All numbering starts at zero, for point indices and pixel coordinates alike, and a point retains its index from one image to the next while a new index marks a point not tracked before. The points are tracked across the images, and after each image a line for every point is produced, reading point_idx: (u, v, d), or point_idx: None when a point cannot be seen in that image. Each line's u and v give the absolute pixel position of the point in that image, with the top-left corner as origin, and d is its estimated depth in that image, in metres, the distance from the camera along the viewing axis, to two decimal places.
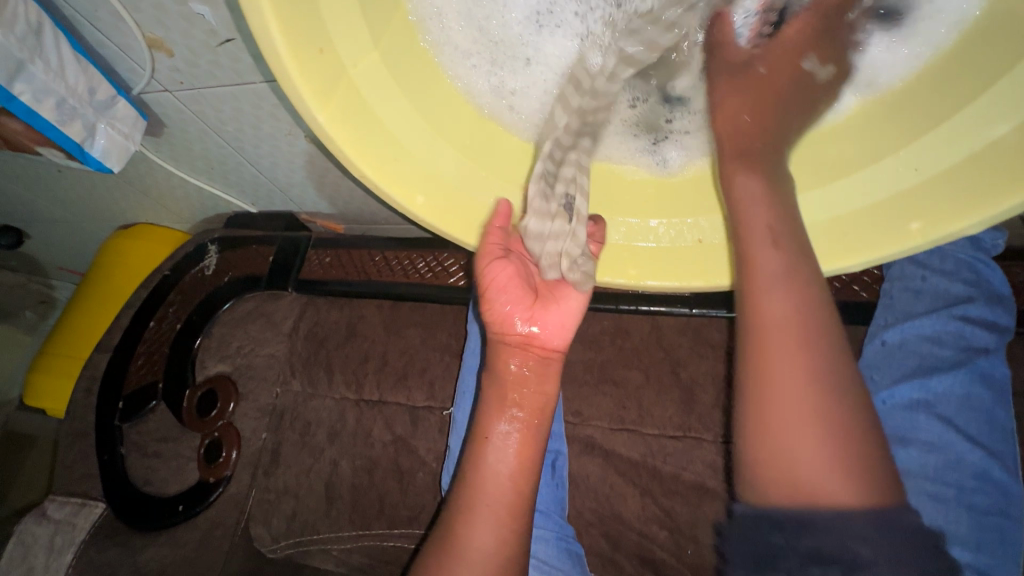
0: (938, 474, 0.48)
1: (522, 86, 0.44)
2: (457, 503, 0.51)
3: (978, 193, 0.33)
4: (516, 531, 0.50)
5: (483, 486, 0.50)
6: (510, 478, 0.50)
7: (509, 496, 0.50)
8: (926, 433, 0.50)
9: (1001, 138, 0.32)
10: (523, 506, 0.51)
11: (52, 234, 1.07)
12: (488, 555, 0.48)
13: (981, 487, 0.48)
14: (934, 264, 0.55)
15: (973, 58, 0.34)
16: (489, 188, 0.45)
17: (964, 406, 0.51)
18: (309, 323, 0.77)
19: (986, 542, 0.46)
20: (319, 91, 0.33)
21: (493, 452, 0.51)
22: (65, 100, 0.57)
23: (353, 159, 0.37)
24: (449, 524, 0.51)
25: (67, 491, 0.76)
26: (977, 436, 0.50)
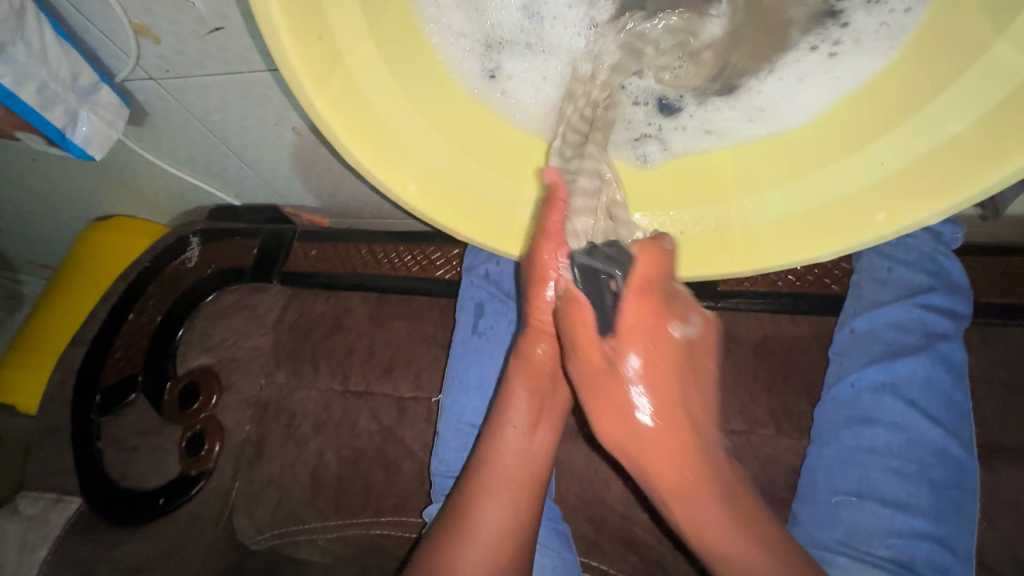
0: (901, 451, 0.52)
1: (517, 71, 0.45)
2: (466, 485, 0.52)
3: (940, 185, 0.35)
4: (525, 513, 0.51)
5: (496, 467, 0.52)
6: (526, 457, 0.53)
7: (521, 475, 0.52)
8: (892, 414, 0.53)
9: (958, 134, 0.33)
10: (536, 484, 0.52)
11: (21, 226, 1.04)
12: (501, 533, 0.50)
13: (940, 463, 0.52)
14: (899, 255, 0.58)
15: (933, 51, 0.34)
16: (490, 180, 0.47)
17: (926, 387, 0.54)
18: (294, 315, 0.77)
19: (943, 513, 0.51)
20: (317, 79, 0.34)
21: (512, 433, 0.52)
22: (47, 84, 0.56)
23: (350, 146, 0.38)
24: (456, 504, 0.52)
25: (41, 487, 0.74)
26: (936, 415, 0.53)
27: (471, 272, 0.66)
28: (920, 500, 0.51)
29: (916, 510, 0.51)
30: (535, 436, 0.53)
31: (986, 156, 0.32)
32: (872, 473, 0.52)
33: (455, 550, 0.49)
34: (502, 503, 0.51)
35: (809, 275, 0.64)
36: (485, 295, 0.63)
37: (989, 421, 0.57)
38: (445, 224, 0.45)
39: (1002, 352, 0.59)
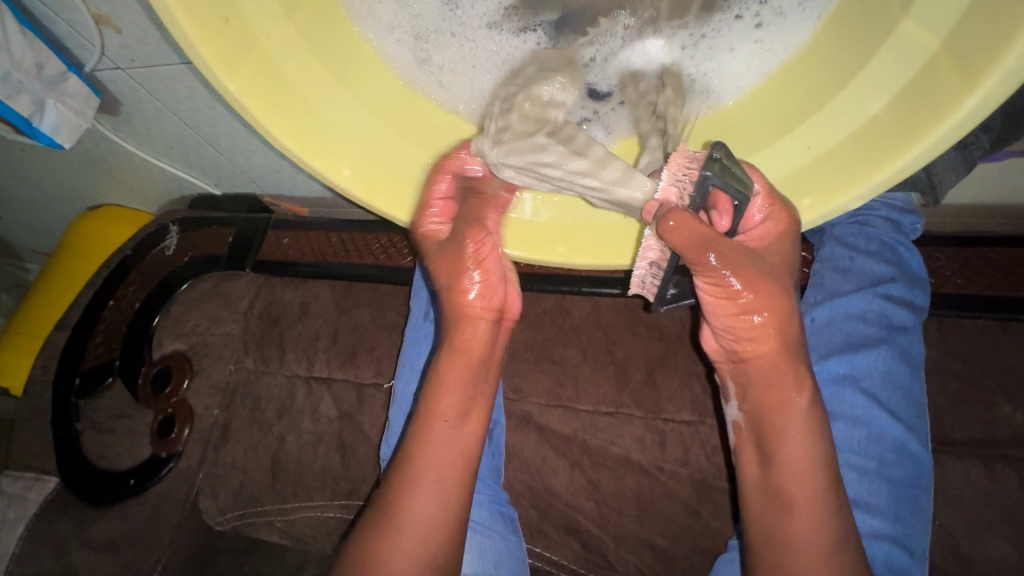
0: (862, 446, 0.50)
1: (449, 63, 0.45)
2: (398, 471, 0.51)
3: (856, 169, 0.33)
4: (455, 504, 0.50)
5: (426, 456, 0.50)
6: (456, 450, 0.51)
7: (453, 469, 0.50)
8: (852, 408, 0.51)
9: (875, 115, 0.32)
10: (465, 477, 0.51)
11: (17, 215, 1.07)
12: (428, 526, 0.49)
13: (897, 458, 0.49)
14: (860, 244, 0.56)
15: (855, 29, 0.33)
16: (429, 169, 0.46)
17: (886, 381, 0.51)
18: (264, 303, 0.78)
19: (902, 512, 0.48)
20: (228, 62, 0.34)
21: (441, 427, 0.50)
22: (10, 74, 0.57)
23: (274, 131, 0.38)
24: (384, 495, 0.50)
25: (22, 466, 0.77)
26: (897, 411, 0.51)
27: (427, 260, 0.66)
28: (875, 498, 0.48)
29: (874, 509, 0.48)
30: (466, 427, 0.51)
31: (900, 137, 0.31)
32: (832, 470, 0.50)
33: (385, 540, 0.48)
34: (433, 494, 0.49)
35: None
36: None
37: (942, 416, 0.56)
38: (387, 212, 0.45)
39: (958, 344, 0.57)
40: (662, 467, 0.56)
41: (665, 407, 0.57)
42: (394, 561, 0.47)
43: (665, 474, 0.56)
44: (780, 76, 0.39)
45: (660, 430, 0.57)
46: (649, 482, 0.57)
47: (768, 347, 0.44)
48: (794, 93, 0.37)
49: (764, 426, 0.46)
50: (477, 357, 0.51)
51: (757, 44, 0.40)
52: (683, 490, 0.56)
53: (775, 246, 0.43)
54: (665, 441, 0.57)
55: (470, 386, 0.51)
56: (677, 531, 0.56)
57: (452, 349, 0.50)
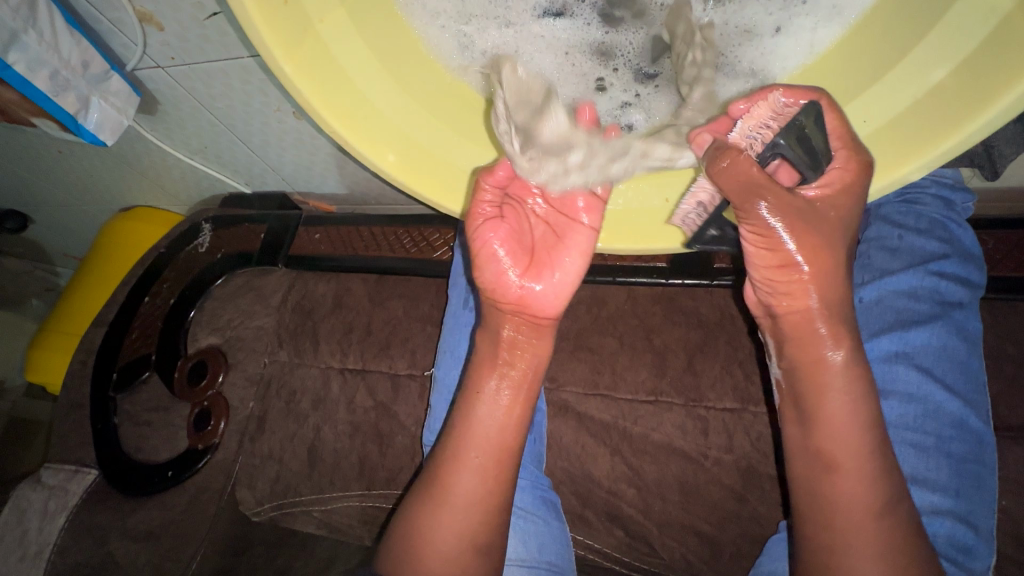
0: (918, 423, 0.48)
1: (492, 47, 0.45)
2: (442, 450, 0.52)
3: (918, 138, 0.33)
4: (500, 478, 0.50)
5: (469, 434, 0.50)
6: (495, 426, 0.50)
7: (493, 444, 0.50)
8: (907, 383, 0.49)
9: (939, 83, 0.32)
10: (507, 450, 0.51)
11: (52, 218, 1.10)
12: (472, 501, 0.49)
13: (958, 435, 0.48)
14: (908, 223, 0.55)
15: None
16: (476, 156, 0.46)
17: (942, 358, 0.50)
18: (296, 297, 0.79)
19: (964, 488, 0.47)
20: (287, 46, 0.35)
21: (481, 404, 0.50)
22: (58, 71, 0.59)
23: (329, 118, 0.38)
24: (432, 473, 0.51)
25: (63, 458, 0.79)
26: (956, 387, 0.49)
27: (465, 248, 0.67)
28: (939, 475, 0.47)
29: (936, 485, 0.47)
30: (502, 403, 0.51)
31: (958, 108, 0.31)
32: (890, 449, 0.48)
33: (433, 516, 0.49)
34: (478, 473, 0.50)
35: None
36: None
37: (995, 401, 0.55)
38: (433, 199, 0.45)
39: (1007, 325, 0.56)
40: (705, 453, 0.56)
41: (706, 393, 0.57)
42: (441, 537, 0.48)
43: (708, 461, 0.56)
44: (835, 50, 0.39)
45: (702, 416, 0.56)
46: (692, 468, 0.56)
47: (804, 303, 0.42)
48: (849, 65, 0.37)
49: (804, 385, 0.45)
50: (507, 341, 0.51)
51: (814, 17, 0.39)
52: (729, 477, 0.55)
53: (843, 204, 0.40)
54: (707, 428, 0.56)
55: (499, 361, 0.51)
56: (723, 517, 0.55)
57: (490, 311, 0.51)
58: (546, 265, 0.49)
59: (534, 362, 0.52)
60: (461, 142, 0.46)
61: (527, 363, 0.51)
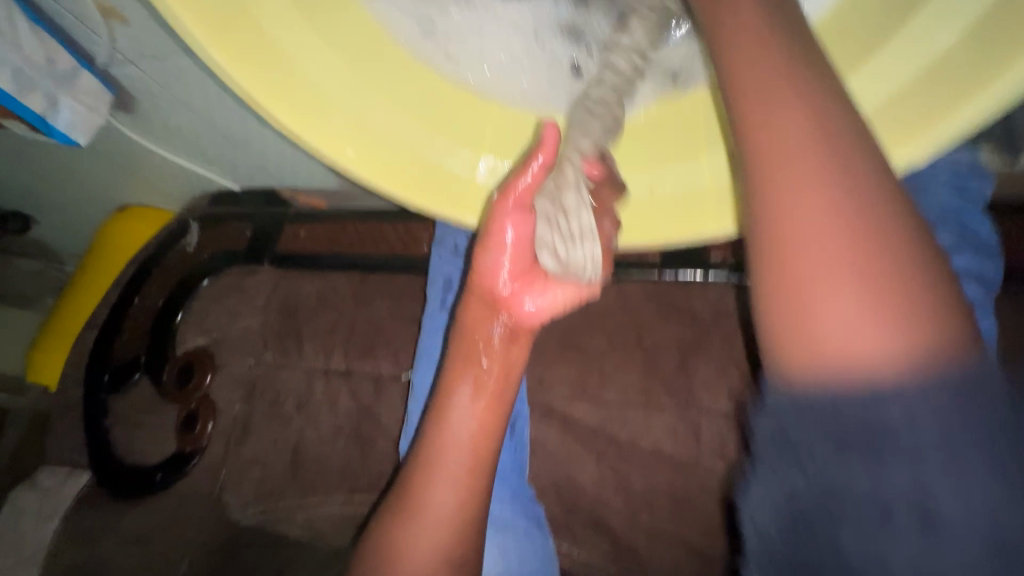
0: None
1: (456, 31, 0.42)
2: (415, 462, 0.49)
3: (924, 111, 0.28)
4: (475, 489, 0.48)
5: (442, 443, 0.48)
6: (469, 433, 0.48)
7: (465, 452, 0.48)
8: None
9: (950, 51, 0.27)
10: (482, 460, 0.49)
11: (51, 218, 1.10)
12: (444, 515, 0.46)
13: None
14: (918, 213, 0.49)
15: None
16: (450, 148, 0.43)
17: None
18: (282, 296, 0.78)
19: None
20: (217, 32, 0.33)
21: (456, 408, 0.49)
22: (22, 71, 0.57)
23: (273, 111, 0.36)
24: (404, 484, 0.49)
25: (58, 460, 0.79)
26: None
27: (441, 246, 0.63)
28: None
29: None
30: (478, 406, 0.50)
31: (986, 69, 0.26)
32: None
33: (406, 529, 0.46)
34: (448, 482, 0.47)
35: None
36: (455, 269, 0.61)
37: None
38: (405, 197, 0.41)
39: None
40: (697, 459, 0.53)
41: (698, 396, 0.54)
42: (410, 555, 0.45)
43: (699, 467, 0.53)
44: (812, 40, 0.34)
45: (694, 420, 0.53)
46: (683, 476, 0.54)
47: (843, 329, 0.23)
48: (847, 34, 0.32)
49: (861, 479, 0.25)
50: (484, 342, 0.51)
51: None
52: (721, 484, 0.52)
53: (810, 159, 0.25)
54: (699, 432, 0.53)
55: (475, 367, 0.51)
56: (713, 527, 0.52)
57: (477, 310, 0.52)
58: (542, 279, 0.51)
59: (507, 365, 0.52)
60: (435, 134, 0.42)
61: (501, 363, 0.51)
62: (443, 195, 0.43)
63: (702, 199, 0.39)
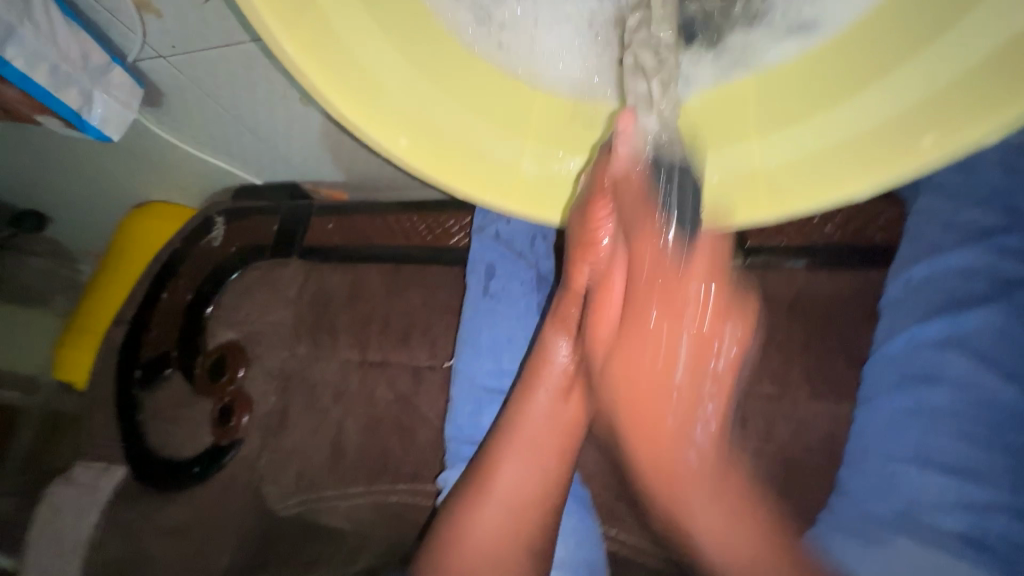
0: (970, 412, 0.44)
1: (512, 19, 0.41)
2: (502, 441, 0.54)
3: (981, 104, 0.27)
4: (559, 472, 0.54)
5: (530, 423, 0.54)
6: (558, 418, 0.55)
7: (553, 436, 0.54)
8: (957, 372, 0.45)
9: (983, 57, 0.27)
10: (567, 444, 0.55)
11: (67, 215, 1.09)
12: (529, 494, 0.52)
13: (1018, 425, 0.44)
14: (963, 192, 0.50)
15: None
16: (500, 141, 0.43)
17: (1002, 342, 0.45)
18: (313, 289, 0.78)
19: (1022, 482, 0.43)
20: (287, 23, 0.33)
21: (545, 396, 0.54)
22: (58, 66, 0.57)
23: (334, 100, 0.36)
24: (487, 463, 0.53)
25: (93, 454, 0.80)
26: (1018, 373, 0.45)
27: (483, 233, 0.64)
28: (990, 466, 0.43)
29: (985, 478, 0.43)
30: (570, 399, 0.55)
31: (996, 90, 0.27)
32: (932, 438, 0.45)
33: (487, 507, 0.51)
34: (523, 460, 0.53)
35: (850, 227, 0.56)
36: (497, 255, 0.61)
37: None
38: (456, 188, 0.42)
39: None
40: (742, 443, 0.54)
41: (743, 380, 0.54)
42: (483, 522, 0.51)
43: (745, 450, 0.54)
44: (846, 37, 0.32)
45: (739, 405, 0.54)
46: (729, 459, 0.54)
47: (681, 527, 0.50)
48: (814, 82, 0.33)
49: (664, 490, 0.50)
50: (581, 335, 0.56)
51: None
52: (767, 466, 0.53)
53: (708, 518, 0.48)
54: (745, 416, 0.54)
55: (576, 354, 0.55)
56: None
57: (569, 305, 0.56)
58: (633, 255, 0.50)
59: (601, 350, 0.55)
60: (487, 127, 0.42)
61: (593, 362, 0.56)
62: (491, 187, 0.44)
63: (766, 183, 0.35)
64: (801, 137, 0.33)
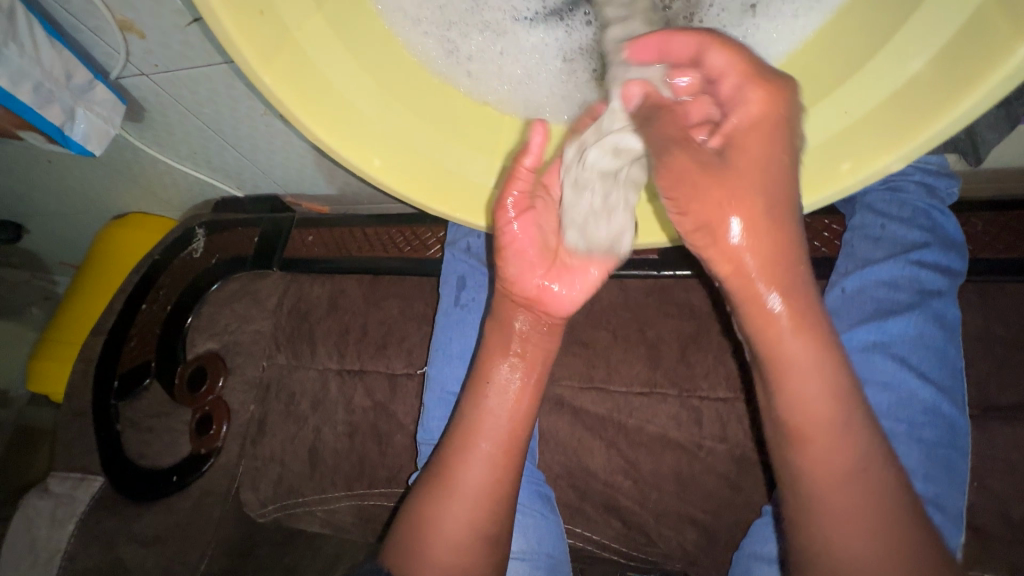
0: (890, 411, 0.48)
1: (477, 52, 0.45)
2: (453, 440, 0.52)
3: (926, 109, 0.31)
4: (512, 467, 0.52)
5: (480, 421, 0.52)
6: (506, 414, 0.52)
7: (502, 431, 0.51)
8: (881, 374, 0.49)
9: (919, 72, 0.31)
10: (517, 439, 0.52)
11: (45, 227, 1.09)
12: (483, 490, 0.50)
13: (931, 421, 0.48)
14: (891, 212, 0.55)
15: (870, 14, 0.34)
16: (467, 159, 0.46)
17: (918, 346, 0.50)
18: (292, 299, 0.80)
19: (935, 473, 0.47)
20: (266, 56, 0.34)
21: (491, 391, 0.52)
22: (42, 83, 0.58)
23: (311, 126, 0.37)
24: (440, 463, 0.52)
25: (67, 467, 0.80)
26: (929, 373, 0.49)
27: (454, 246, 0.67)
28: (908, 461, 0.46)
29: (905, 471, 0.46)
30: (513, 392, 0.53)
31: (941, 94, 0.30)
32: None
33: (442, 506, 0.50)
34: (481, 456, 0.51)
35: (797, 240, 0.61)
36: (467, 268, 0.64)
37: (984, 381, 0.56)
38: (428, 204, 0.44)
39: (998, 307, 0.57)
40: (699, 443, 0.57)
41: (700, 384, 0.58)
42: (448, 528, 0.49)
43: (702, 450, 0.57)
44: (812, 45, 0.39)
45: (696, 407, 0.58)
46: (687, 458, 0.58)
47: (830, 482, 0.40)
48: (804, 85, 0.38)
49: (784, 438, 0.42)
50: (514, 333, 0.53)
51: (792, 5, 0.39)
52: (722, 465, 0.57)
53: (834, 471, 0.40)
54: (701, 418, 0.58)
55: (510, 356, 0.53)
56: (719, 506, 0.57)
57: (496, 324, 0.54)
58: (569, 267, 0.51)
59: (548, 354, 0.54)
60: (456, 147, 0.45)
61: (535, 352, 0.53)
62: (458, 201, 0.46)
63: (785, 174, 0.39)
64: (793, 140, 0.39)
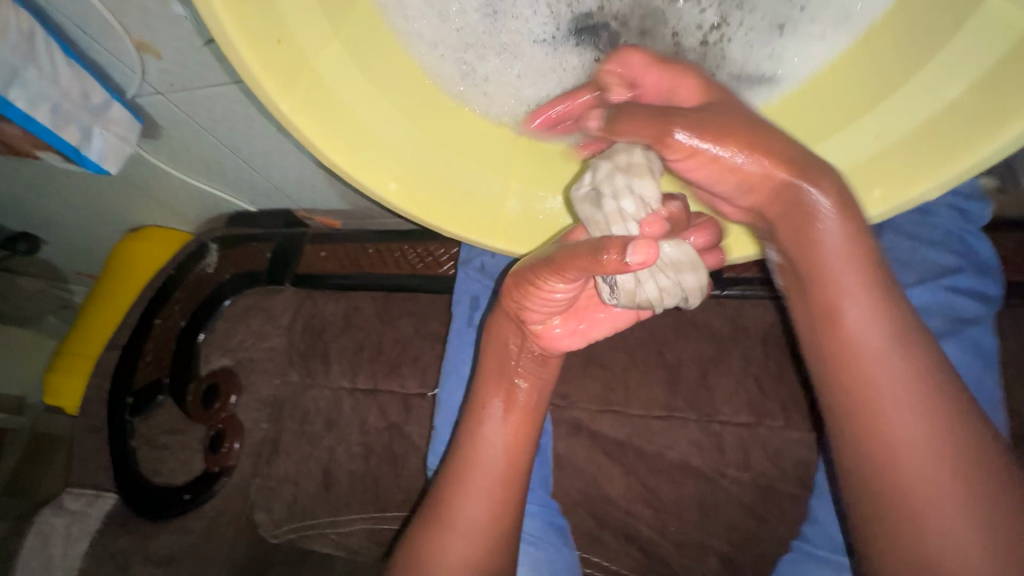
0: None
1: (491, 72, 0.44)
2: (447, 474, 0.51)
3: (964, 138, 0.30)
4: (510, 500, 0.50)
5: (474, 457, 0.51)
6: (502, 447, 0.51)
7: (498, 466, 0.50)
8: None
9: (957, 99, 0.30)
10: (515, 472, 0.51)
11: (63, 239, 1.10)
12: (479, 525, 0.49)
13: None
14: (923, 234, 0.53)
15: (900, 36, 0.32)
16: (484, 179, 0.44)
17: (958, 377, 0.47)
18: (306, 316, 0.79)
19: None
20: (283, 85, 0.33)
21: (489, 424, 0.51)
22: (60, 104, 0.58)
23: (329, 152, 0.37)
24: (436, 496, 0.51)
25: (82, 483, 0.80)
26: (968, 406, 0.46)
27: (468, 266, 0.66)
28: None
29: None
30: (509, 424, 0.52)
31: (982, 122, 0.29)
32: None
33: (437, 540, 0.49)
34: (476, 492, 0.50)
35: None
36: (481, 288, 0.63)
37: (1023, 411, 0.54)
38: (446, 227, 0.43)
39: None
40: (722, 471, 0.57)
41: (721, 409, 0.57)
42: (448, 564, 0.48)
43: (725, 479, 0.57)
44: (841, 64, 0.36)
45: (718, 433, 0.57)
46: (709, 487, 0.57)
47: None
48: (827, 107, 0.36)
49: None
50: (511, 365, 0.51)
51: (822, 24, 0.36)
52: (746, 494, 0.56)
53: None
54: (723, 445, 0.57)
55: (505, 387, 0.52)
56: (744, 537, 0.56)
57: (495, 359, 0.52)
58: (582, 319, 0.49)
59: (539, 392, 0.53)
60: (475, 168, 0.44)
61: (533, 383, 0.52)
62: (474, 221, 0.45)
63: None
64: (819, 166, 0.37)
